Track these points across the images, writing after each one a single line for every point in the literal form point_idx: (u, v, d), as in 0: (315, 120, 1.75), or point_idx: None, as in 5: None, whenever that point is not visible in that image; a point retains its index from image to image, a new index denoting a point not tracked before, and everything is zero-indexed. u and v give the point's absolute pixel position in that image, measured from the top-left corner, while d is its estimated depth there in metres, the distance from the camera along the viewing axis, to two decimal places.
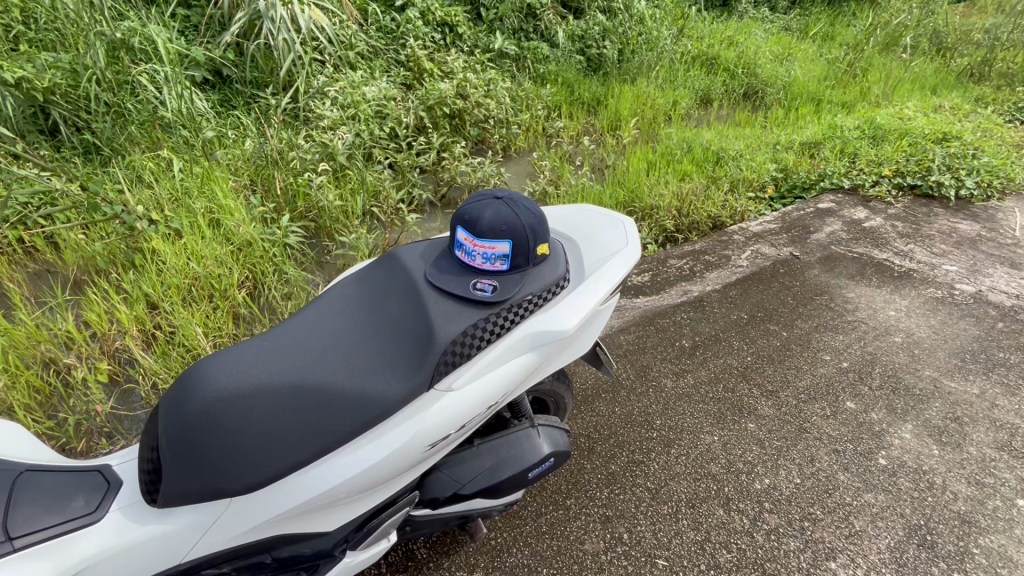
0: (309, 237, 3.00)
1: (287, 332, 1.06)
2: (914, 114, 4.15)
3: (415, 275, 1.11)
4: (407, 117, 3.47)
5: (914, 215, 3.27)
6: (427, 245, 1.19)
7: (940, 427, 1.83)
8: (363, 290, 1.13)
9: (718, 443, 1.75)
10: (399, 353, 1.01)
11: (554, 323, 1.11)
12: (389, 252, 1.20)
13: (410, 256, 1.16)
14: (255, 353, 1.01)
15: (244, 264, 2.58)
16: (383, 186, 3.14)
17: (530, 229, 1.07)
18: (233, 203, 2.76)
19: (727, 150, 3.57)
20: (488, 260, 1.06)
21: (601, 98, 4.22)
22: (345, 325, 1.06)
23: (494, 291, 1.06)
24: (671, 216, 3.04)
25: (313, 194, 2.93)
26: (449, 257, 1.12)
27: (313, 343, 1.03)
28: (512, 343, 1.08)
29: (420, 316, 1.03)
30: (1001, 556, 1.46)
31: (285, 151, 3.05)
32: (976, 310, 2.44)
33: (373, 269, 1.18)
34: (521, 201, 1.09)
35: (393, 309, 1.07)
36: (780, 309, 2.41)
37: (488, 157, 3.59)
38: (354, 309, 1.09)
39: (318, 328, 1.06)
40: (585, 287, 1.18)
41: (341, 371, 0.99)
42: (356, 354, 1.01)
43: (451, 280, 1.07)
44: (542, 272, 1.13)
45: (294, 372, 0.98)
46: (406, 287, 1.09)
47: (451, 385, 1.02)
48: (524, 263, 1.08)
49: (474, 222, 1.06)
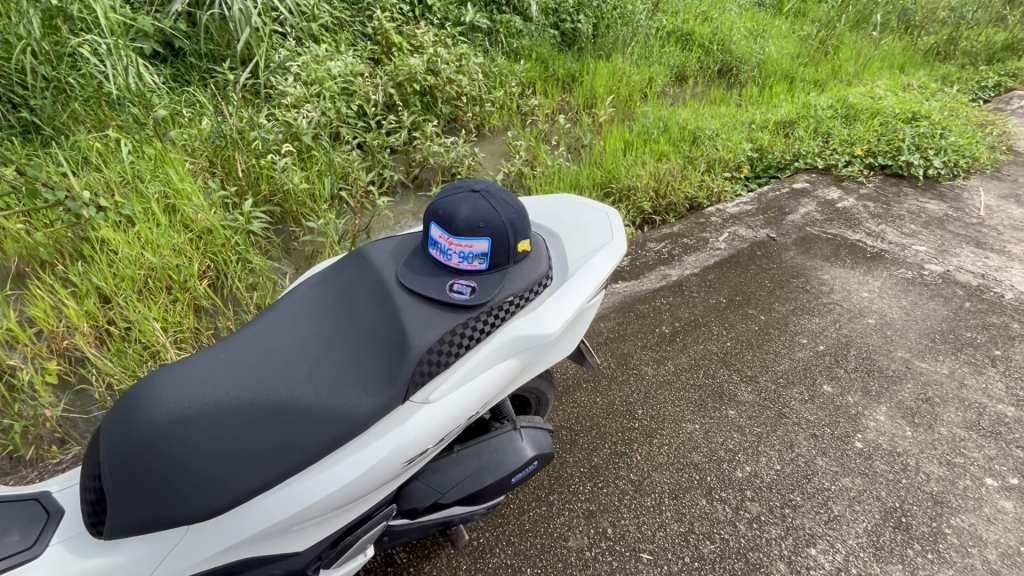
0: (274, 223, 2.93)
1: (243, 340, 0.96)
2: (885, 93, 4.21)
3: (387, 275, 1.02)
4: (376, 94, 3.37)
5: (885, 195, 3.32)
6: (399, 241, 1.10)
7: (912, 409, 1.85)
8: (329, 290, 1.04)
9: (700, 431, 1.74)
10: (369, 363, 0.93)
11: (538, 327, 1.04)
12: (357, 249, 1.11)
13: (383, 253, 1.08)
14: (207, 367, 0.92)
15: (206, 253, 2.50)
16: (352, 168, 3.07)
17: (510, 225, 0.99)
18: (191, 188, 2.63)
19: (703, 129, 3.57)
20: (467, 261, 0.98)
21: (576, 75, 4.14)
22: (311, 330, 0.98)
23: (472, 293, 0.99)
24: (648, 197, 3.05)
25: (278, 176, 2.84)
26: (422, 255, 1.04)
27: (273, 352, 0.94)
28: (495, 348, 1.01)
29: (392, 323, 0.95)
30: (971, 535, 1.46)
31: (246, 131, 2.93)
32: (944, 289, 2.48)
33: (339, 268, 1.09)
34: (498, 193, 1.01)
35: (363, 314, 0.98)
36: (757, 293, 2.42)
37: (461, 137, 3.50)
38: (321, 312, 1.01)
39: (280, 335, 0.97)
40: (572, 285, 1.10)
41: (304, 385, 0.90)
42: (324, 365, 0.93)
43: (426, 282, 0.99)
44: (524, 270, 1.05)
45: (251, 387, 0.89)
46: (378, 289, 1.00)
47: (431, 396, 0.95)
48: (504, 262, 1.01)
49: (449, 218, 0.98)
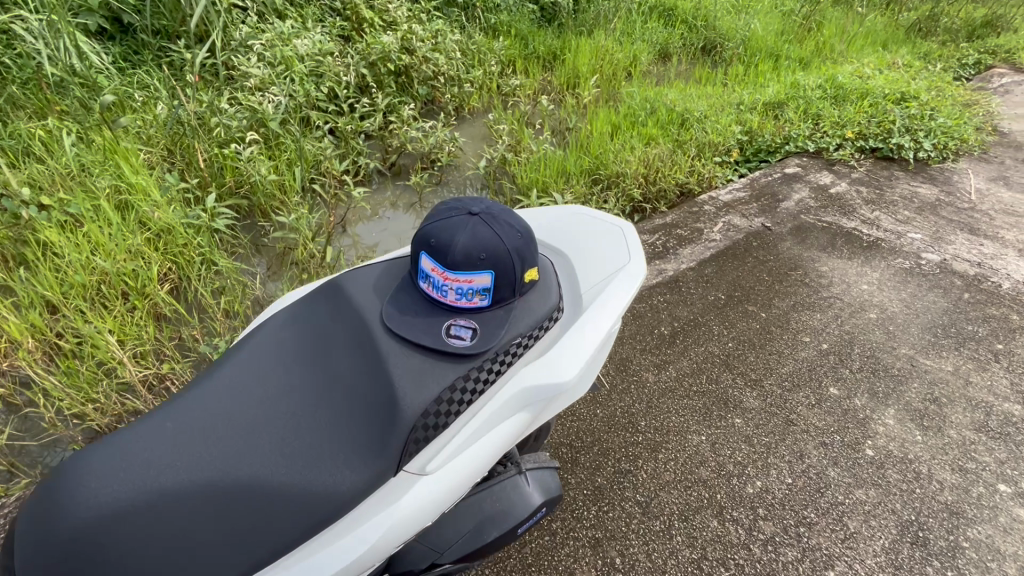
0: (241, 218, 2.74)
1: (195, 402, 0.81)
2: (872, 72, 4.13)
3: (370, 319, 0.88)
4: (347, 75, 3.14)
5: (876, 179, 3.25)
6: (380, 272, 0.97)
7: (920, 410, 1.79)
8: (298, 335, 0.90)
9: (707, 443, 1.65)
10: (352, 427, 0.80)
11: (550, 375, 0.92)
12: (328, 284, 0.97)
13: (362, 288, 0.94)
14: (153, 439, 0.77)
15: (166, 254, 2.30)
16: (324, 156, 2.87)
17: (516, 253, 0.87)
18: (146, 181, 2.39)
19: (691, 111, 3.44)
20: (465, 297, 0.86)
21: (558, 53, 3.97)
22: (279, 386, 0.84)
23: (472, 337, 0.87)
24: (638, 183, 2.91)
25: (243, 167, 2.62)
26: (411, 289, 0.91)
27: (234, 416, 0.80)
28: (502, 401, 0.89)
29: (380, 379, 0.82)
30: (989, 548, 1.41)
31: (207, 118, 2.70)
32: (943, 280, 2.43)
33: (307, 307, 0.94)
34: (501, 215, 0.88)
35: (342, 366, 0.85)
36: (756, 287, 2.33)
37: (440, 120, 3.30)
38: (291, 362, 0.87)
39: (242, 394, 0.83)
40: (586, 320, 0.99)
41: (273, 458, 0.76)
42: (297, 431, 0.79)
43: (419, 327, 0.85)
44: (534, 305, 0.94)
45: (208, 465, 0.74)
46: (360, 337, 0.87)
47: (430, 464, 0.84)
48: (509, 295, 0.89)
49: (445, 248, 0.85)
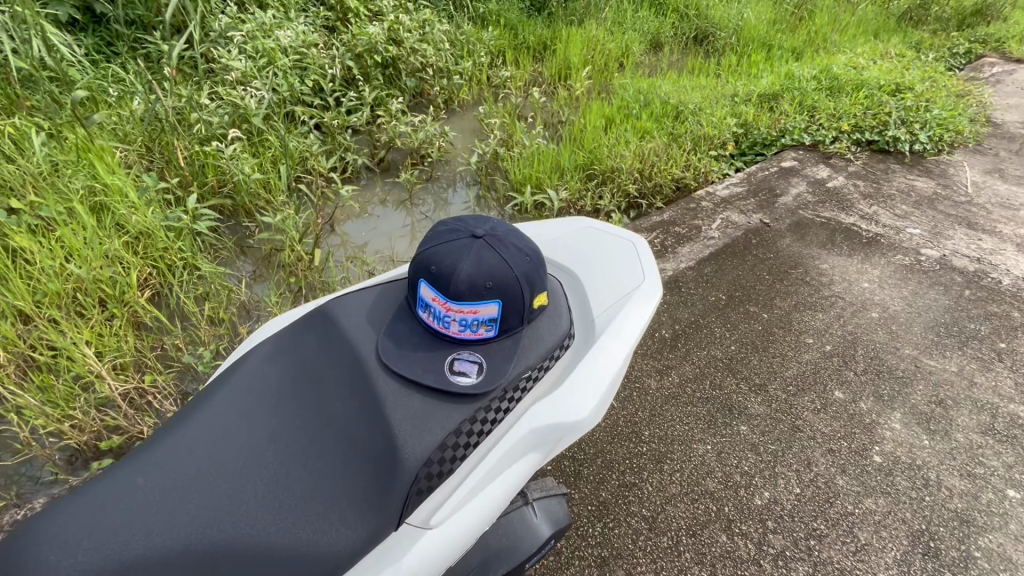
0: (224, 219, 2.63)
1: (173, 455, 0.77)
2: (865, 63, 4.09)
3: (364, 360, 0.87)
4: (333, 67, 3.03)
5: (873, 173, 3.22)
6: (368, 310, 0.96)
7: (926, 414, 1.76)
8: (283, 376, 0.87)
9: (712, 453, 1.60)
10: (345, 474, 0.77)
11: (560, 412, 0.92)
12: (313, 324, 0.95)
13: (351, 327, 0.93)
14: (126, 499, 0.71)
15: (147, 258, 2.19)
16: (311, 152, 2.76)
17: (523, 279, 0.89)
18: (122, 181, 2.27)
19: (686, 104, 3.37)
20: (469, 328, 0.87)
21: (548, 43, 3.88)
22: (266, 431, 0.80)
23: (478, 369, 0.88)
24: (634, 179, 2.84)
25: (225, 165, 2.51)
26: (415, 321, 0.92)
27: (218, 468, 0.76)
28: (511, 442, 0.88)
29: (376, 423, 0.80)
30: (1001, 557, 1.39)
31: (187, 114, 2.58)
32: (943, 276, 2.40)
33: (291, 349, 0.92)
34: (505, 241, 0.91)
35: (334, 409, 0.83)
36: (757, 287, 2.28)
37: (429, 114, 3.20)
38: (276, 406, 0.83)
39: (224, 442, 0.79)
40: (594, 350, 1.01)
41: (261, 512, 0.72)
42: (285, 484, 0.75)
43: (423, 362, 0.86)
44: (545, 336, 0.96)
45: (189, 526, 0.69)
46: (352, 378, 0.85)
47: (434, 516, 0.80)
48: (516, 324, 0.91)
49: (449, 276, 0.86)
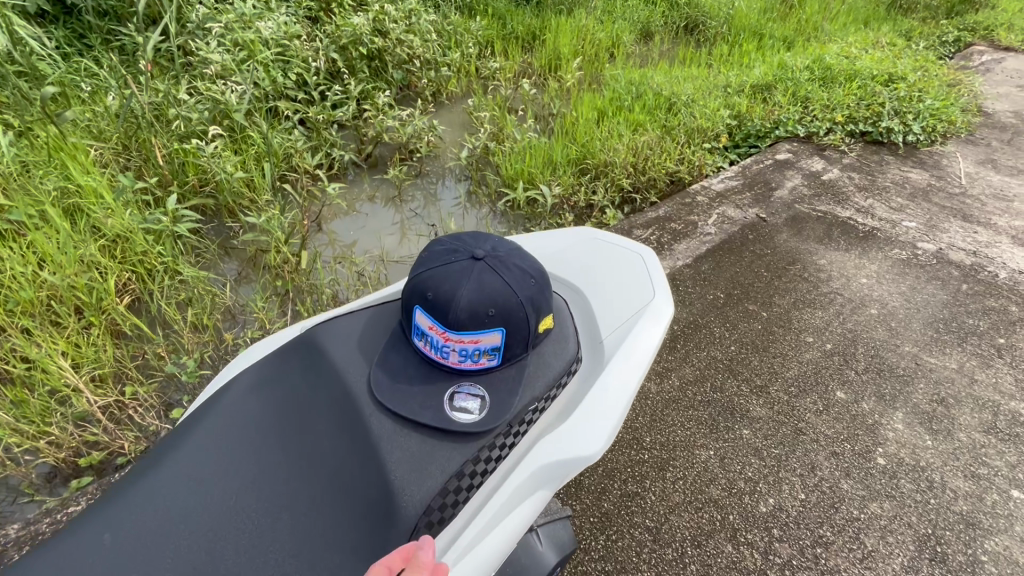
0: (206, 219, 2.54)
1: (157, 499, 0.76)
2: (858, 52, 4.05)
3: (357, 402, 0.88)
4: (317, 60, 2.93)
5: (867, 165, 3.19)
6: (358, 344, 0.97)
7: (928, 413, 1.74)
8: (269, 413, 0.86)
9: (715, 459, 1.56)
10: (332, 520, 0.77)
11: (569, 446, 0.91)
12: (300, 355, 0.94)
13: (341, 364, 0.93)
14: (110, 548, 0.71)
15: (126, 263, 2.09)
16: (296, 148, 2.67)
17: (527, 305, 0.90)
18: (97, 182, 2.17)
19: (679, 95, 3.30)
20: (470, 355, 0.88)
21: (537, 33, 3.79)
22: (251, 474, 0.79)
23: (480, 399, 0.89)
24: (628, 173, 2.79)
25: (206, 164, 2.40)
26: (416, 348, 0.94)
27: (201, 516, 0.75)
28: (522, 477, 0.87)
29: (370, 469, 0.81)
30: (1008, 561, 1.38)
31: (165, 109, 2.47)
32: (940, 271, 2.38)
33: (277, 382, 0.91)
34: (508, 264, 0.92)
35: (325, 449, 0.83)
36: (755, 284, 2.24)
37: (417, 108, 3.11)
38: (262, 446, 0.82)
39: (208, 487, 0.77)
40: (603, 378, 1.01)
41: (245, 563, 0.71)
42: (272, 530, 0.74)
43: (420, 398, 0.88)
44: (551, 365, 0.98)
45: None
46: (344, 419, 0.86)
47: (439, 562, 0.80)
48: (521, 350, 0.92)
49: (449, 303, 0.87)
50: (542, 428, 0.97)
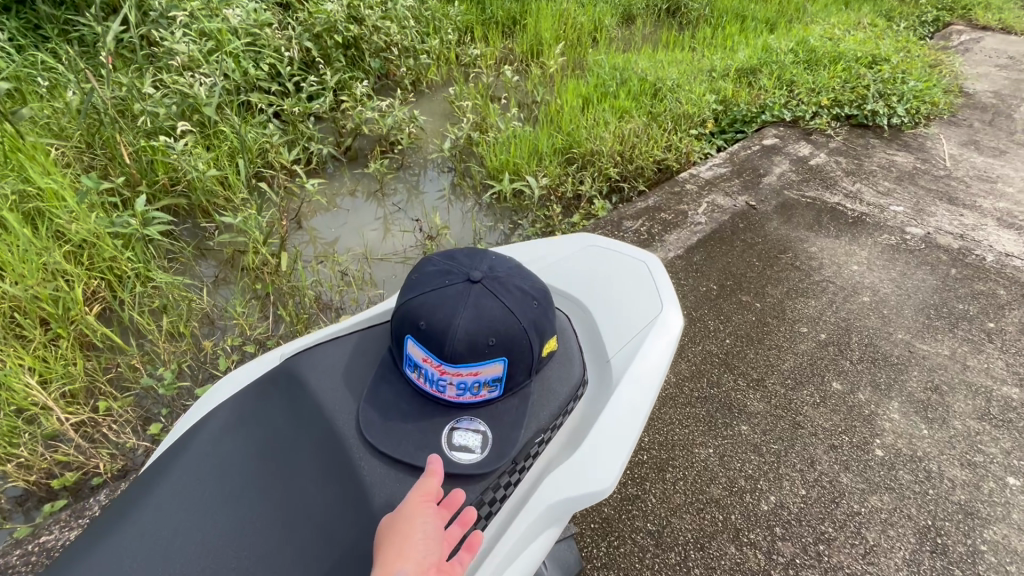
0: (179, 220, 2.42)
1: (138, 546, 0.74)
2: (840, 33, 4.02)
3: (343, 439, 0.88)
4: (289, 49, 2.80)
5: (854, 148, 3.17)
6: (344, 378, 0.96)
7: (923, 401, 1.74)
8: (252, 449, 0.85)
9: (715, 457, 1.54)
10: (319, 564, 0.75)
11: (581, 480, 0.91)
12: (283, 388, 0.93)
13: (324, 400, 0.93)
14: None
15: (94, 270, 1.97)
16: (271, 143, 2.55)
17: (528, 330, 0.91)
18: (58, 184, 2.03)
19: (664, 81, 3.24)
20: (470, 388, 0.89)
21: (518, 17, 3.68)
22: (234, 523, 0.77)
23: (479, 431, 0.89)
24: (615, 162, 2.72)
25: (175, 162, 2.26)
26: (411, 381, 0.93)
27: (183, 565, 0.73)
28: (536, 512, 0.88)
29: (363, 508, 0.81)
30: (1007, 551, 1.39)
31: (129, 104, 2.33)
32: (929, 256, 2.38)
33: (259, 415, 0.89)
34: (506, 288, 0.93)
35: (312, 489, 0.82)
36: (747, 274, 2.21)
37: (396, 97, 3.00)
38: (243, 492, 0.80)
39: (187, 538, 0.75)
40: (610, 403, 1.02)
41: None
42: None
43: (415, 436, 0.88)
44: (557, 390, 1.00)
45: None
46: (331, 458, 0.86)
47: None
48: (524, 377, 0.94)
49: (445, 331, 0.87)
50: (549, 457, 0.98)
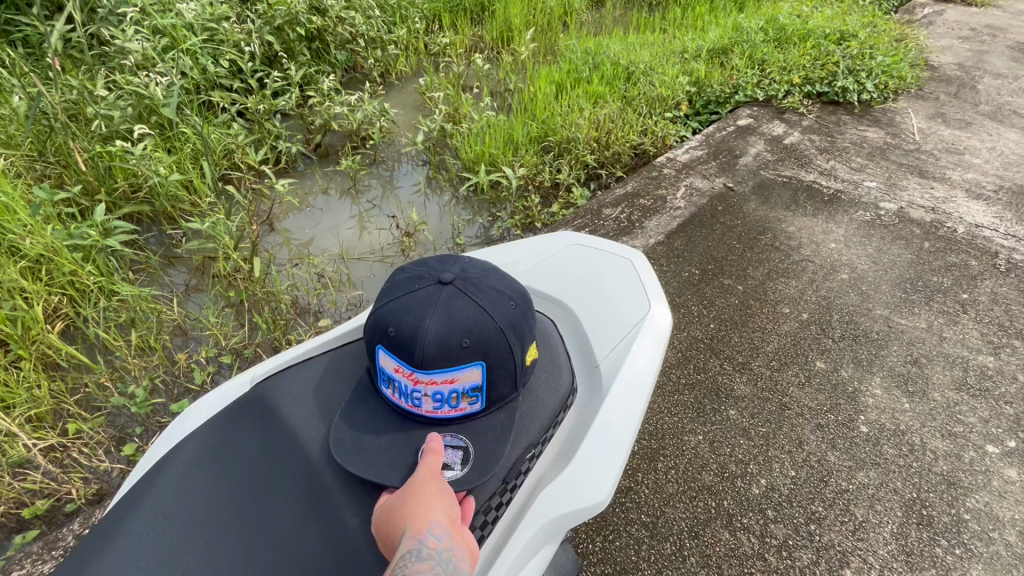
0: (144, 228, 2.31)
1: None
2: (808, 10, 4.03)
3: (319, 467, 0.86)
4: (249, 44, 2.67)
5: (826, 125, 3.19)
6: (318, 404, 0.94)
7: (903, 375, 1.77)
8: (225, 480, 0.82)
9: (705, 443, 1.54)
10: None
11: (578, 493, 0.89)
12: (254, 415, 0.91)
13: (297, 427, 0.91)
14: None
15: (53, 285, 1.87)
16: (237, 144, 2.45)
17: (504, 329, 0.88)
18: (7, 197, 1.90)
19: (637, 64, 3.20)
20: (447, 399, 0.86)
21: (486, 3, 3.60)
22: (207, 559, 0.75)
23: (462, 448, 0.86)
24: (591, 149, 2.69)
25: (133, 168, 2.15)
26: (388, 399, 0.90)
27: None
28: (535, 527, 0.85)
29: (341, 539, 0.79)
30: (989, 517, 1.43)
31: (82, 107, 2.21)
32: (902, 230, 2.41)
33: (231, 444, 0.87)
34: (479, 287, 0.90)
35: (288, 521, 0.80)
36: (729, 258, 2.21)
37: (365, 90, 2.91)
38: (215, 529, 0.78)
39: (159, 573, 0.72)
40: (604, 410, 0.99)
41: None
42: None
43: (392, 454, 0.86)
44: (545, 401, 1.00)
45: None
46: (306, 487, 0.84)
47: None
48: (508, 390, 0.90)
49: (415, 336, 0.84)
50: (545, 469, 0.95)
